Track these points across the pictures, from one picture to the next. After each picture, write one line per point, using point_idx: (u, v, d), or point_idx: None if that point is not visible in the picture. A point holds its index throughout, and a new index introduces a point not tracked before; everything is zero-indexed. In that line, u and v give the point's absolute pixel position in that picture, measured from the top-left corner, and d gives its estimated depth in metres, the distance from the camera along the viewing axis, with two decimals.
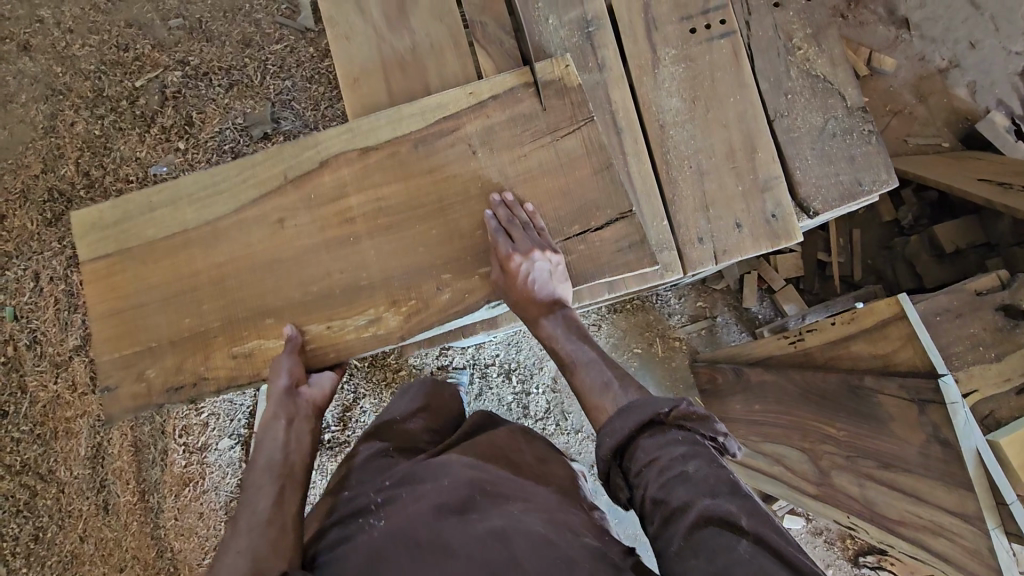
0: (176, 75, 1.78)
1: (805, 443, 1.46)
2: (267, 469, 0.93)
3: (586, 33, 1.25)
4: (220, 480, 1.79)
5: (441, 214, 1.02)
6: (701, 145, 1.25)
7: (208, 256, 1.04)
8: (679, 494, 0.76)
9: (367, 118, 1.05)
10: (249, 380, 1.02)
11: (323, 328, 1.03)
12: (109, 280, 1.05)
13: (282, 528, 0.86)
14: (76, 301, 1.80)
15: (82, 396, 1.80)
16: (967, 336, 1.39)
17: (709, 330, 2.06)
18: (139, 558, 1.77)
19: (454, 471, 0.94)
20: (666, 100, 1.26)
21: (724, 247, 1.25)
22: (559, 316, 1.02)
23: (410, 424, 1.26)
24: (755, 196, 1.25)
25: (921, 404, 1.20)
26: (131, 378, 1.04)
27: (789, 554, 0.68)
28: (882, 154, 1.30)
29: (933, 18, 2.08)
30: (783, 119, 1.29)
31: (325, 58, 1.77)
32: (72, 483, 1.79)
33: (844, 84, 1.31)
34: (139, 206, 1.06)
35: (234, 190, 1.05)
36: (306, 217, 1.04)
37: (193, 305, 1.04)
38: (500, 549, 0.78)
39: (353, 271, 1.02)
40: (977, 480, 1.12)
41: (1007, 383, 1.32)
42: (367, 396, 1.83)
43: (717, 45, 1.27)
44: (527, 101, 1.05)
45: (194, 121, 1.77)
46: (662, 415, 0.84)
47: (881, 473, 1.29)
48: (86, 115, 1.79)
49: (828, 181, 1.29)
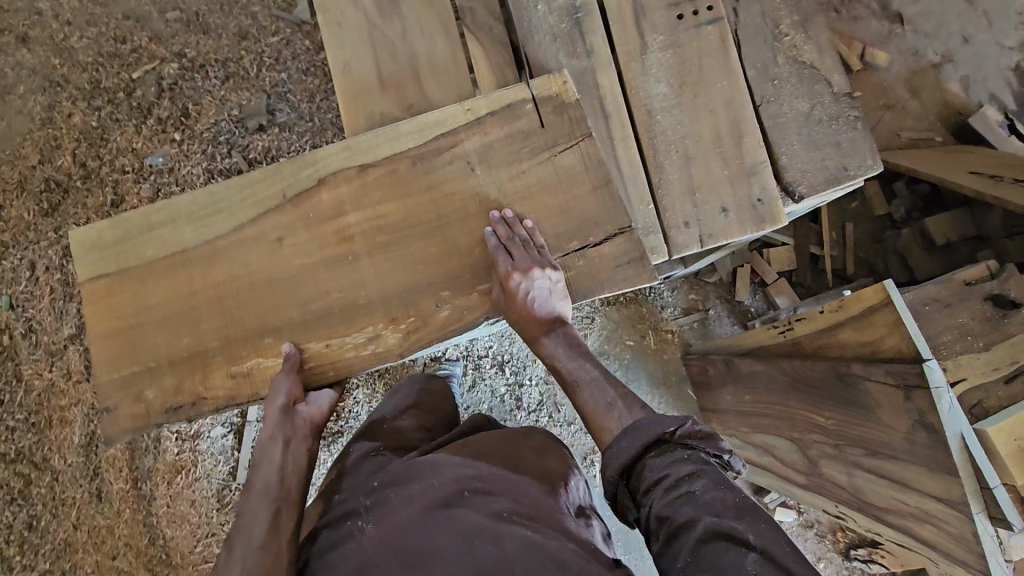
0: (173, 67, 1.75)
1: (794, 433, 1.49)
2: (264, 492, 0.93)
3: (575, 18, 1.25)
4: (212, 468, 1.79)
5: (439, 212, 1.02)
6: (688, 131, 1.25)
7: (207, 278, 1.03)
8: (685, 512, 0.77)
9: (368, 136, 1.04)
10: (247, 399, 1.02)
11: (322, 345, 1.02)
12: (108, 301, 1.04)
13: (276, 556, 0.86)
14: (70, 291, 1.78)
15: (76, 384, 1.79)
16: (956, 326, 1.42)
17: (702, 322, 2.07)
18: (132, 546, 1.77)
19: (443, 471, 0.95)
20: (654, 86, 1.25)
21: (711, 231, 1.24)
22: (559, 334, 1.02)
23: (401, 422, 1.27)
24: (741, 181, 1.24)
25: (906, 390, 1.21)
26: (131, 399, 1.03)
27: (797, 570, 0.68)
28: (869, 140, 1.28)
29: (927, 13, 2.08)
30: (769, 105, 1.28)
31: (321, 50, 1.74)
32: (66, 471, 1.80)
33: (830, 70, 1.30)
34: (136, 224, 1.05)
35: (232, 209, 1.04)
36: (305, 236, 1.03)
37: (191, 325, 1.03)
38: (490, 549, 0.80)
39: (351, 293, 1.02)
40: (962, 465, 1.13)
41: (994, 372, 1.32)
42: (361, 387, 1.83)
43: (705, 30, 1.26)
44: (526, 119, 1.04)
45: (190, 113, 1.74)
46: (668, 434, 0.85)
47: (868, 461, 1.31)
48: (83, 107, 1.76)
49: (815, 167, 1.28)
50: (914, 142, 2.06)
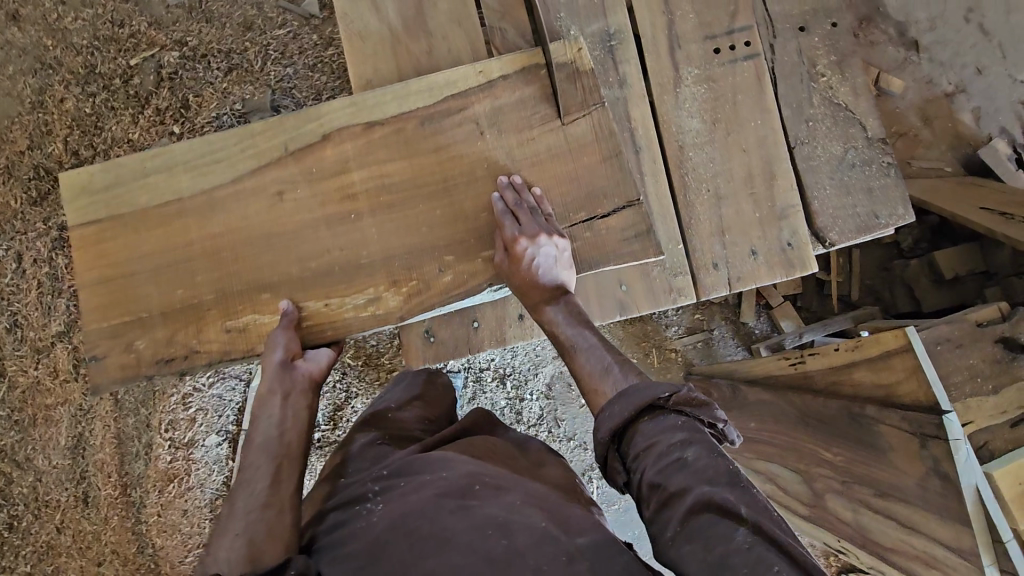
0: (173, 55, 1.70)
1: (801, 465, 1.45)
2: (264, 447, 0.92)
3: (608, 46, 1.24)
4: (206, 478, 1.74)
5: (452, 219, 1.01)
6: (719, 170, 1.24)
7: (204, 228, 1.02)
8: (677, 480, 0.74)
9: (374, 92, 1.04)
10: (242, 354, 1.02)
11: (320, 305, 1.02)
12: (99, 246, 1.04)
13: (278, 511, 0.85)
14: (59, 286, 1.73)
15: (63, 384, 1.73)
16: (966, 367, 1.37)
17: (705, 343, 2.04)
18: (119, 554, 1.73)
19: (453, 465, 0.90)
20: (687, 120, 1.25)
21: (740, 274, 1.24)
22: (561, 302, 1.00)
23: (404, 414, 1.21)
24: (771, 224, 1.24)
25: (922, 438, 1.20)
26: (120, 348, 1.03)
27: (787, 542, 0.67)
28: (900, 188, 1.29)
29: (943, 42, 2.08)
30: (803, 147, 1.28)
31: (329, 46, 1.71)
32: (51, 473, 1.73)
33: (865, 114, 1.31)
34: (132, 168, 1.04)
35: (231, 159, 1.03)
36: (306, 191, 1.02)
37: (185, 277, 1.02)
38: (500, 541, 0.75)
39: (352, 250, 1.01)
40: (975, 516, 1.13)
41: (1003, 416, 1.32)
42: (358, 396, 1.76)
43: (741, 66, 1.25)
44: (537, 84, 1.03)
45: (189, 105, 1.71)
46: (662, 400, 0.81)
47: (877, 501, 1.30)
48: (77, 92, 1.71)
49: (846, 214, 1.28)
50: (924, 171, 2.07)
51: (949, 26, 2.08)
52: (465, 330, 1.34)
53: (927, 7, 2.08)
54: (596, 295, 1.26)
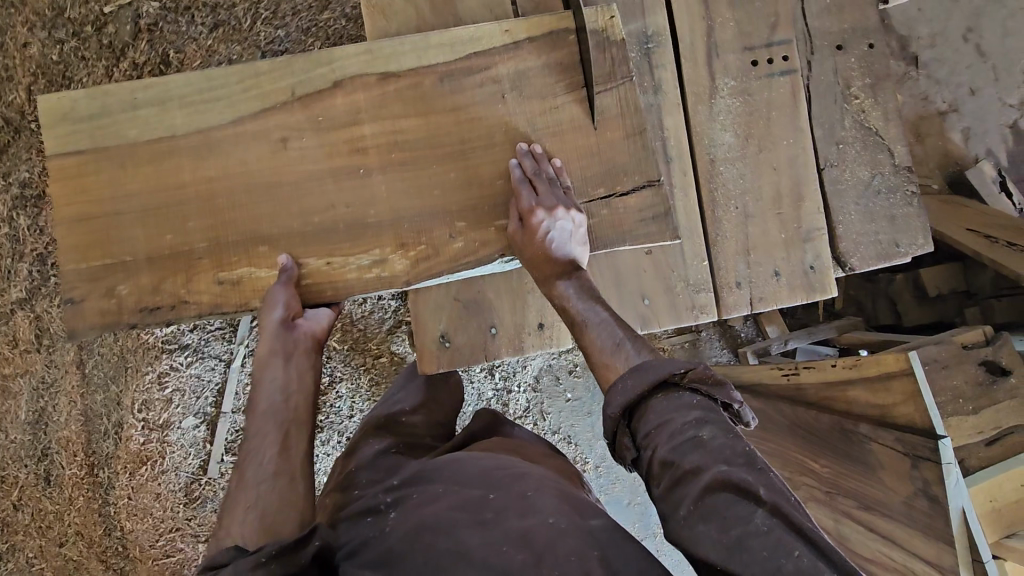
0: (154, 4, 1.55)
1: (786, 471, 1.49)
2: (269, 414, 0.92)
3: (645, 48, 1.21)
4: (181, 461, 1.66)
5: (466, 188, 0.97)
6: (749, 186, 1.22)
7: (198, 170, 0.97)
8: (692, 458, 0.74)
9: (391, 40, 0.98)
10: (234, 309, 0.97)
11: (322, 263, 0.97)
12: (79, 180, 0.97)
13: (290, 480, 0.87)
14: (19, 248, 1.61)
15: (24, 353, 1.63)
16: (951, 388, 1.39)
17: (693, 343, 2.03)
18: (84, 536, 1.66)
19: (464, 471, 0.91)
20: (720, 134, 1.22)
21: (761, 294, 1.23)
22: (573, 277, 0.97)
23: (415, 418, 1.26)
24: (796, 246, 1.23)
25: (913, 459, 1.20)
26: (100, 293, 0.97)
27: (802, 522, 0.70)
28: (922, 218, 1.28)
29: (943, 59, 2.08)
30: (832, 169, 1.26)
31: (325, 8, 1.55)
32: (8, 448, 1.64)
33: (894, 141, 1.28)
34: (120, 99, 0.97)
35: (231, 98, 0.97)
36: (313, 141, 0.97)
37: (175, 222, 0.97)
38: (517, 556, 0.75)
39: (359, 208, 0.97)
40: (958, 537, 1.13)
41: (978, 435, 1.37)
42: (344, 380, 1.69)
43: (777, 82, 1.23)
44: (564, 49, 0.99)
45: (169, 62, 1.57)
46: (677, 377, 0.81)
47: (858, 513, 1.33)
48: (42, 36, 1.56)
49: (868, 240, 1.27)
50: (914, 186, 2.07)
51: (950, 45, 2.08)
52: (481, 337, 1.18)
53: (930, 23, 2.08)
54: (618, 295, 1.22)
